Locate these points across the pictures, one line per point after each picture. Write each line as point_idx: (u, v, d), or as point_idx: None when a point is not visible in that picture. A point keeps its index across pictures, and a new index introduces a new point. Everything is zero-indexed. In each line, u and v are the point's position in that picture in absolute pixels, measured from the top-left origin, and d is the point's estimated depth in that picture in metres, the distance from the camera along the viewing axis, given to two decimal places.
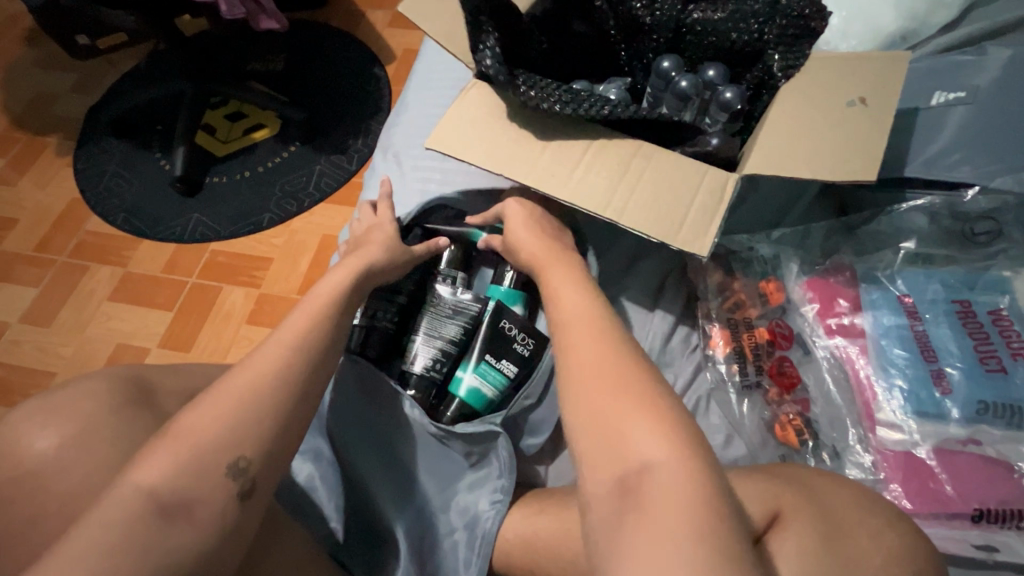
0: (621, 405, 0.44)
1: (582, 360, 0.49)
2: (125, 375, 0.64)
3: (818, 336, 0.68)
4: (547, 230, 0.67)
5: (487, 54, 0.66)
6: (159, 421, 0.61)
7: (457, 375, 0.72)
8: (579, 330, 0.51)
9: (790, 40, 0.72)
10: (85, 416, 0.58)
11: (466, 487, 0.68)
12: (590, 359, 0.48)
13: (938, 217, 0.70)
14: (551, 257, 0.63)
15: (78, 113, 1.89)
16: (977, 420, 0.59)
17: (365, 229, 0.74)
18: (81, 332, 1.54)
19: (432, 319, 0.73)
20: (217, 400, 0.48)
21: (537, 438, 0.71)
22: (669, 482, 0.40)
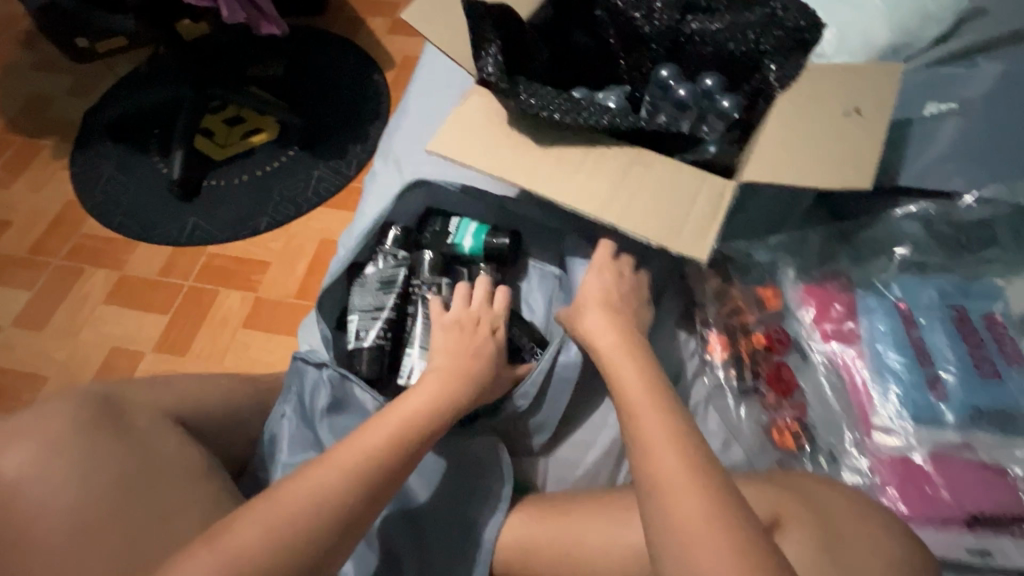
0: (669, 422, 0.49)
1: (623, 383, 0.55)
2: (96, 394, 0.64)
3: (815, 340, 0.69)
4: (618, 305, 0.64)
5: (488, 62, 0.68)
6: (136, 436, 0.61)
7: None
8: (619, 357, 0.58)
9: (788, 51, 0.74)
10: (50, 437, 0.58)
11: (476, 504, 0.65)
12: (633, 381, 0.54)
13: (932, 225, 0.71)
14: (619, 342, 0.60)
15: (76, 116, 1.89)
16: (971, 426, 0.60)
17: (453, 318, 0.69)
18: (75, 336, 1.53)
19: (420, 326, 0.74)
20: (269, 514, 0.47)
21: (541, 436, 0.72)
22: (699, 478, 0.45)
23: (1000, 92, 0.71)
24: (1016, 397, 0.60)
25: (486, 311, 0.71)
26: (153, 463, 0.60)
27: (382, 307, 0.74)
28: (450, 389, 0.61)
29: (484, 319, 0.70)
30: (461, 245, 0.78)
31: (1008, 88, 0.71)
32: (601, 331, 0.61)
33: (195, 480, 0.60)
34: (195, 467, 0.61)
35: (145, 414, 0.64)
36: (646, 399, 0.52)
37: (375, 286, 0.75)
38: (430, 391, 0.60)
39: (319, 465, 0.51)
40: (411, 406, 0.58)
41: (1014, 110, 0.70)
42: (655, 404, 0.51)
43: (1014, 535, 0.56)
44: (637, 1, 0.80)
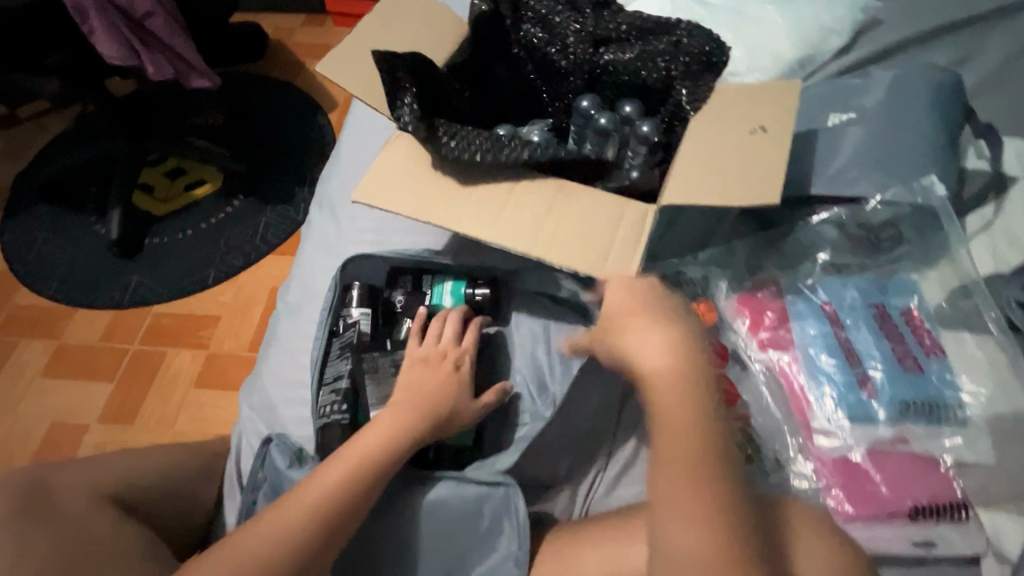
0: (699, 485, 0.48)
1: (674, 434, 0.50)
2: (22, 476, 0.60)
3: (753, 350, 0.71)
4: (661, 317, 0.56)
5: (406, 110, 0.68)
6: (64, 517, 0.57)
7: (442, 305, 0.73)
8: (665, 397, 0.52)
9: (695, 74, 0.78)
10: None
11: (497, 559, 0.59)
12: (677, 424, 0.51)
13: (845, 228, 0.74)
14: (659, 357, 0.53)
15: (3, 181, 1.81)
16: (901, 419, 0.62)
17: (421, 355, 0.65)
18: (12, 416, 1.43)
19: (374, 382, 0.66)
20: (229, 555, 0.51)
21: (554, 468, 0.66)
22: (713, 543, 0.45)
23: (894, 99, 0.76)
24: (940, 389, 0.62)
25: (453, 348, 0.66)
26: (91, 544, 0.56)
27: (340, 375, 0.67)
28: (410, 423, 0.59)
29: (449, 354, 0.65)
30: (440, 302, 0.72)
31: (900, 95, 0.76)
32: (654, 363, 0.53)
33: (141, 559, 0.57)
34: (138, 547, 0.58)
35: (76, 495, 0.60)
36: (686, 467, 0.49)
37: (336, 354, 0.69)
38: (383, 422, 0.59)
39: (275, 509, 0.54)
40: (366, 444, 0.57)
41: (908, 114, 0.74)
42: (686, 470, 0.49)
43: (953, 523, 0.58)
44: (552, 37, 0.83)
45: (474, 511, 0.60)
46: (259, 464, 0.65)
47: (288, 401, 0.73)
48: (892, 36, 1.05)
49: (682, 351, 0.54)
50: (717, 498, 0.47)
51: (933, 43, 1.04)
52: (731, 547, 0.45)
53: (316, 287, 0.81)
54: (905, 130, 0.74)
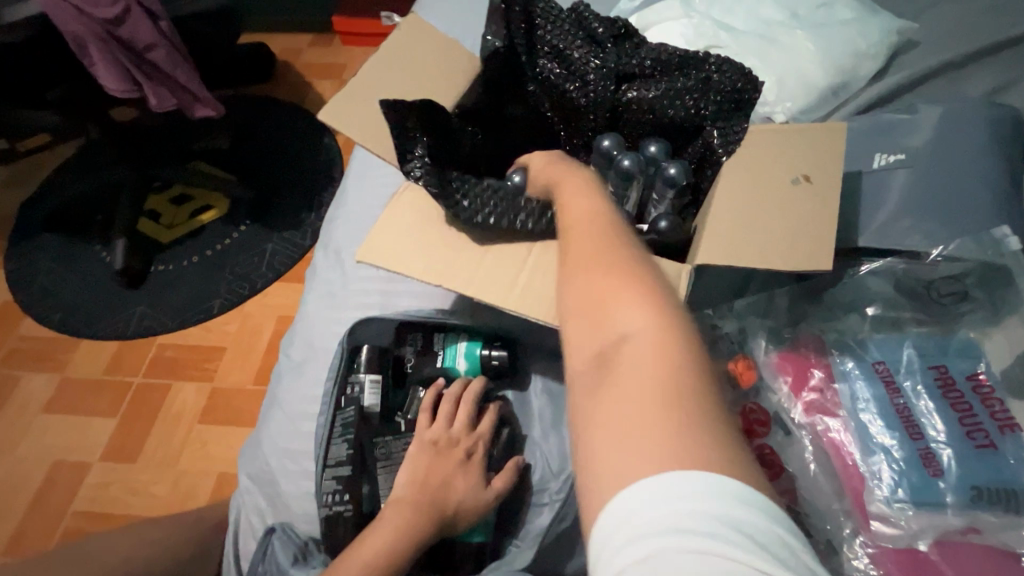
0: (638, 364, 0.35)
1: (586, 275, 0.41)
2: None
3: (797, 415, 0.65)
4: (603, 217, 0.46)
5: (416, 162, 0.63)
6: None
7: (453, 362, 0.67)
8: (571, 190, 0.51)
9: (727, 115, 0.72)
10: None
11: None
12: (595, 265, 0.41)
13: (901, 281, 0.66)
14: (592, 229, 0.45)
15: (10, 209, 1.80)
16: (971, 507, 0.55)
17: (432, 438, 0.60)
18: (14, 453, 1.40)
19: (383, 471, 0.62)
20: None
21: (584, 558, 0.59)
22: (667, 438, 0.31)
23: (946, 137, 0.70)
24: (1018, 471, 0.55)
25: (466, 434, 0.61)
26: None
27: (341, 460, 0.61)
28: (415, 523, 0.55)
29: (462, 440, 0.60)
30: (454, 367, 0.67)
31: (952, 133, 0.70)
32: (575, 262, 0.43)
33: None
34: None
35: None
36: (601, 365, 0.36)
37: (336, 430, 0.63)
38: (384, 528, 0.55)
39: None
40: (369, 551, 0.54)
41: (964, 153, 0.68)
42: (602, 367, 0.36)
43: None
44: (570, 73, 0.77)
45: None
46: (260, 556, 0.60)
47: (288, 474, 0.67)
48: (931, 59, 0.99)
49: (609, 231, 0.44)
50: (668, 373, 0.34)
51: (975, 66, 0.98)
52: (689, 455, 0.30)
53: (321, 345, 0.76)
54: (960, 172, 0.68)
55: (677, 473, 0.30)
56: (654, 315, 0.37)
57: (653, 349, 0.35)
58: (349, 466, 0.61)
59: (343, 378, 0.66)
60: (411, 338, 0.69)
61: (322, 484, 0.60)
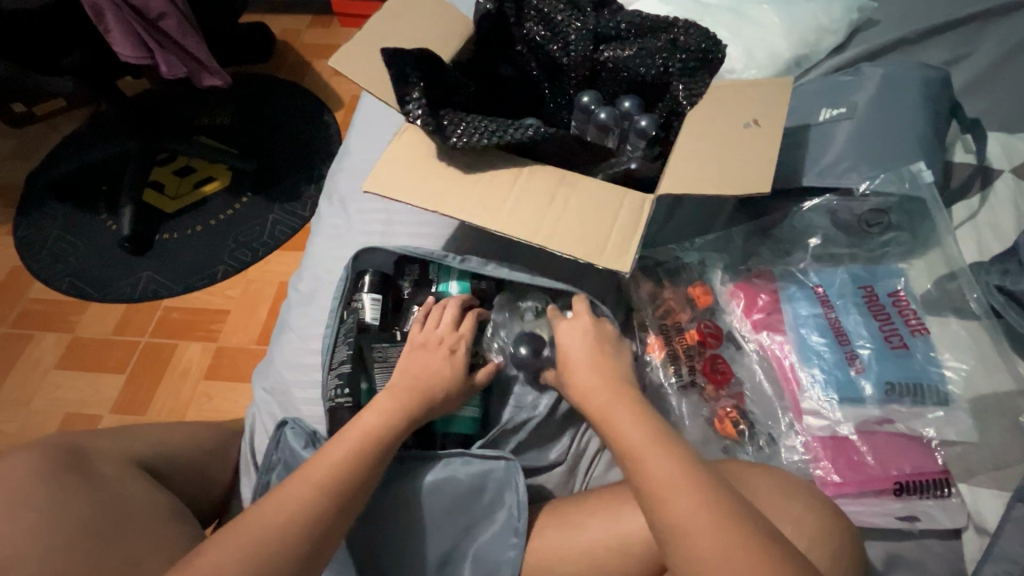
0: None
1: (685, 519, 0.46)
2: (59, 444, 0.64)
3: (747, 332, 0.74)
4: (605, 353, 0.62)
5: (415, 104, 0.71)
6: (96, 483, 0.60)
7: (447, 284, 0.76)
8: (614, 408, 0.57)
9: (692, 71, 0.81)
10: (10, 488, 0.57)
11: (491, 534, 0.63)
12: (694, 512, 0.46)
13: (836, 215, 0.76)
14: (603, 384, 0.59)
15: (19, 178, 1.86)
16: (887, 400, 0.64)
17: (423, 339, 0.68)
18: (26, 406, 1.47)
19: (382, 375, 0.70)
20: (238, 536, 0.50)
21: (557, 448, 0.70)
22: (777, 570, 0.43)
23: (884, 94, 0.79)
24: (925, 366, 0.65)
25: (451, 333, 0.68)
26: (120, 507, 0.59)
27: (343, 361, 0.70)
28: (408, 405, 0.62)
29: (446, 339, 0.68)
30: (447, 291, 0.76)
31: (889, 91, 0.79)
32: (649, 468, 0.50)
33: (164, 524, 0.60)
34: (163, 511, 0.61)
35: (107, 462, 0.63)
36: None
37: (344, 335, 0.72)
38: (377, 410, 0.61)
39: (277, 494, 0.54)
40: (367, 423, 0.60)
41: (897, 109, 0.77)
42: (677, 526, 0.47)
43: (935, 498, 0.61)
44: (554, 35, 0.85)
45: (477, 491, 0.63)
46: (273, 447, 0.69)
47: (301, 383, 0.77)
48: (887, 35, 1.07)
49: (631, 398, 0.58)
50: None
51: (927, 42, 1.06)
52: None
53: (326, 276, 0.85)
54: (894, 124, 0.77)
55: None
56: (748, 547, 0.44)
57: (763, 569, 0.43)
58: (350, 364, 0.70)
59: (348, 297, 0.75)
60: (409, 269, 0.78)
61: (331, 380, 0.69)
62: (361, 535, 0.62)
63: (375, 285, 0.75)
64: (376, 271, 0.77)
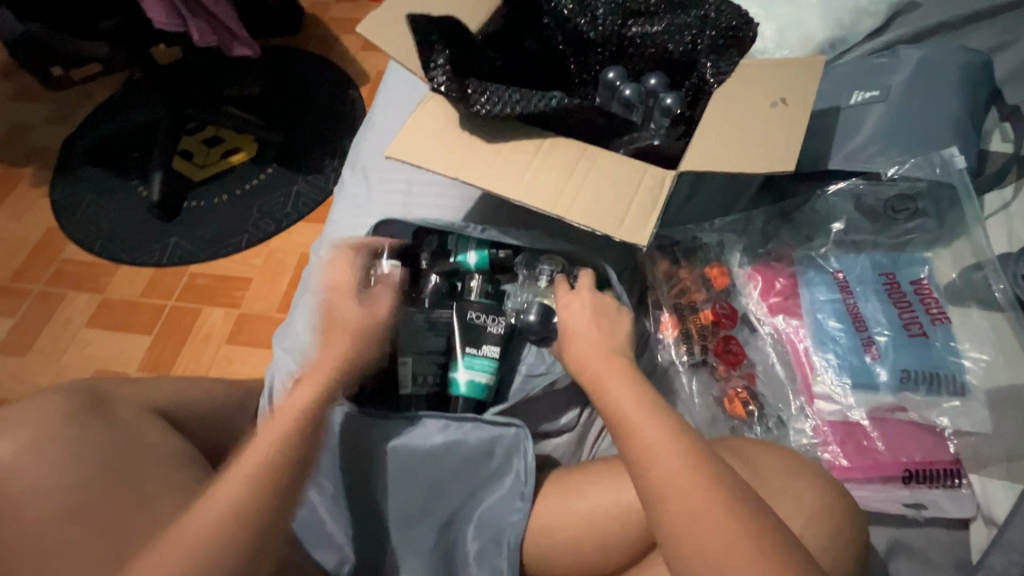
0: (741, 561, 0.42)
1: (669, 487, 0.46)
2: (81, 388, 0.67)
3: (762, 315, 0.73)
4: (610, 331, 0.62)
5: (440, 72, 0.72)
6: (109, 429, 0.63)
7: (465, 255, 0.78)
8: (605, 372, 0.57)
9: (720, 49, 0.79)
10: (37, 429, 0.60)
11: (496, 499, 0.64)
12: (672, 476, 0.47)
13: (861, 199, 0.75)
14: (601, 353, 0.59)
15: (55, 143, 1.92)
16: (901, 387, 0.64)
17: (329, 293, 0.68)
18: (59, 360, 1.54)
19: (408, 339, 0.71)
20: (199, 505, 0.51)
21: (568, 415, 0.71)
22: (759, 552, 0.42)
23: (920, 78, 0.76)
24: (943, 355, 0.64)
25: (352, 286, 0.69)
26: (137, 450, 0.62)
27: None
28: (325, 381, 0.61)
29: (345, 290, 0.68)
30: (466, 262, 0.77)
31: (926, 74, 0.76)
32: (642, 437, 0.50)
33: (179, 470, 0.62)
34: (175, 457, 0.64)
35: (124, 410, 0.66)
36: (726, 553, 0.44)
37: None
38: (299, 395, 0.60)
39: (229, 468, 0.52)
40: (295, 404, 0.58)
41: (933, 93, 0.75)
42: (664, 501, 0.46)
43: (946, 488, 0.60)
44: (581, 8, 0.85)
45: (484, 457, 0.65)
46: None
47: (320, 344, 0.79)
48: (930, 18, 1.03)
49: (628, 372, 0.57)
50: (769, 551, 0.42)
51: (971, 28, 1.02)
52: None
53: (347, 242, 0.87)
54: (928, 109, 0.75)
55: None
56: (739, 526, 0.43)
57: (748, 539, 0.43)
58: None
59: None
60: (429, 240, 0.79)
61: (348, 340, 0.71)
62: (371, 491, 0.64)
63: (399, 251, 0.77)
64: (397, 240, 0.78)
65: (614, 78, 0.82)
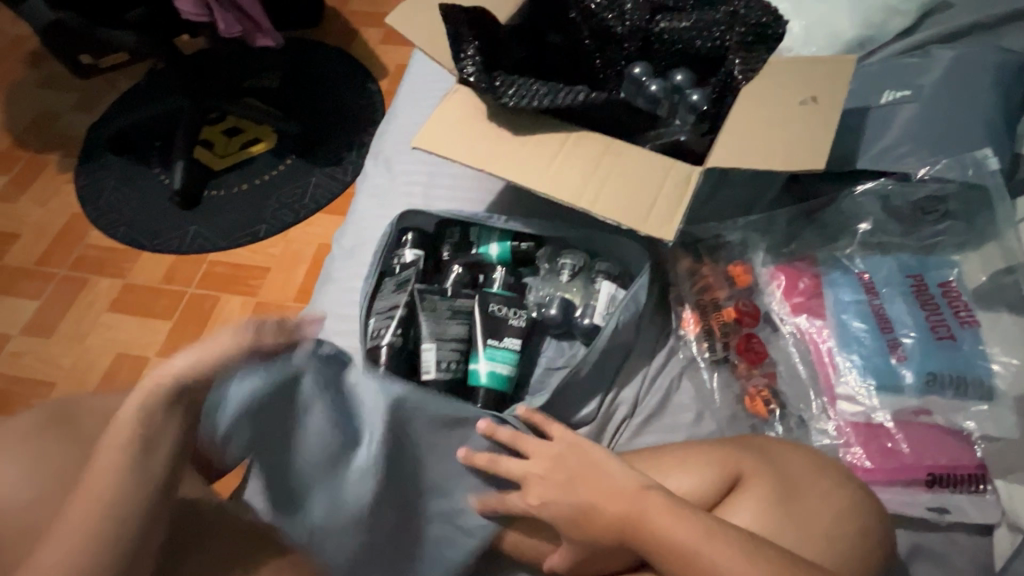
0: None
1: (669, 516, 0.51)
2: None
3: (785, 315, 0.73)
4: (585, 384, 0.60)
5: (468, 63, 0.72)
6: None
7: (487, 247, 0.78)
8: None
9: (749, 46, 0.79)
10: None
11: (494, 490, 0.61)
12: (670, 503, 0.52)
13: (889, 200, 0.74)
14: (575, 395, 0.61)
15: (80, 130, 1.95)
16: (927, 390, 0.63)
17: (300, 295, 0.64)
18: (81, 343, 1.57)
19: (431, 324, 0.70)
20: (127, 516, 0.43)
21: (589, 406, 0.71)
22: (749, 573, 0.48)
23: (952, 78, 0.75)
24: (971, 359, 0.63)
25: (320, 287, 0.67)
26: None
27: (395, 305, 0.71)
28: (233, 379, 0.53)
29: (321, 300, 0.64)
30: (487, 254, 0.78)
31: (959, 74, 0.75)
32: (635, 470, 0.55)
33: None
34: None
35: None
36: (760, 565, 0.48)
37: (389, 287, 0.74)
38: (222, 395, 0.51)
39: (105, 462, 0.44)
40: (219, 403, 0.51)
41: (966, 94, 0.74)
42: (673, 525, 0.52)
43: (969, 492, 0.60)
44: (609, 3, 0.84)
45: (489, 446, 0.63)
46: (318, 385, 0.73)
47: (340, 333, 0.79)
48: (962, 19, 1.01)
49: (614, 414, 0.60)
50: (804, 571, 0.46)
51: (1004, 28, 1.00)
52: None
53: (371, 232, 0.87)
54: (961, 110, 0.73)
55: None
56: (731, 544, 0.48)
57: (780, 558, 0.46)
58: (400, 312, 0.71)
59: (389, 251, 0.77)
60: (450, 232, 0.80)
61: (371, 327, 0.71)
62: None
63: (421, 242, 0.79)
64: (420, 232, 0.79)
65: (640, 74, 0.81)
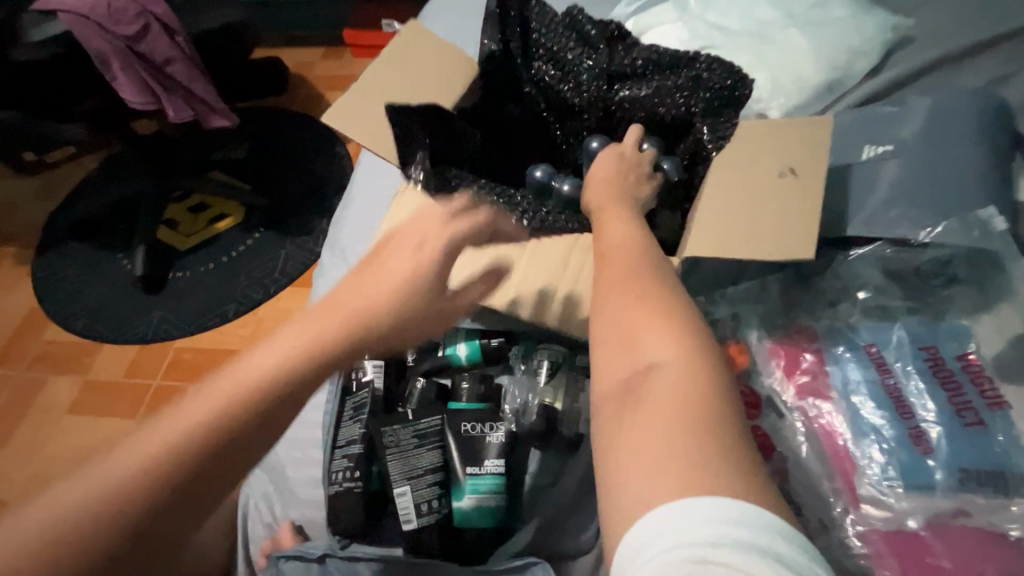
0: (661, 345, 0.39)
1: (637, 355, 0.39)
2: None
3: (788, 398, 0.66)
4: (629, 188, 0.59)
5: (417, 166, 0.70)
6: None
7: (452, 350, 0.71)
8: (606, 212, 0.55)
9: (716, 112, 0.74)
10: None
11: None
12: (631, 323, 0.41)
13: (890, 267, 0.69)
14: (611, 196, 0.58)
15: (38, 220, 1.87)
16: (961, 490, 0.55)
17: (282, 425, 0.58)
18: (37, 452, 1.44)
19: (399, 461, 0.62)
20: None
21: (589, 527, 0.61)
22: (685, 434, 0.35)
23: (936, 128, 0.71)
24: (1006, 449, 0.56)
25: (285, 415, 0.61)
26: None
27: (353, 439, 0.65)
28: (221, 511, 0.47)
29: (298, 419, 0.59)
30: (456, 358, 0.71)
31: (944, 123, 0.71)
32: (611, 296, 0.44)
33: None
34: None
35: None
36: (626, 394, 0.38)
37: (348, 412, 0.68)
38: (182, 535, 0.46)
39: None
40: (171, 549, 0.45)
41: (954, 143, 0.69)
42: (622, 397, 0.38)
43: None
44: (564, 75, 0.80)
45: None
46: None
47: (300, 460, 0.71)
48: (933, 52, 0.98)
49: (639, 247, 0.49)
50: (698, 393, 0.36)
51: (975, 58, 0.97)
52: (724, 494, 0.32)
53: None
54: (950, 162, 0.69)
55: (742, 505, 0.31)
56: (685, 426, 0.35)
57: (671, 390, 0.37)
58: (360, 445, 0.64)
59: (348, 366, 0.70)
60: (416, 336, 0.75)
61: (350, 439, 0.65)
62: None
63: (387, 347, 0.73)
64: None
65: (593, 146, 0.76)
